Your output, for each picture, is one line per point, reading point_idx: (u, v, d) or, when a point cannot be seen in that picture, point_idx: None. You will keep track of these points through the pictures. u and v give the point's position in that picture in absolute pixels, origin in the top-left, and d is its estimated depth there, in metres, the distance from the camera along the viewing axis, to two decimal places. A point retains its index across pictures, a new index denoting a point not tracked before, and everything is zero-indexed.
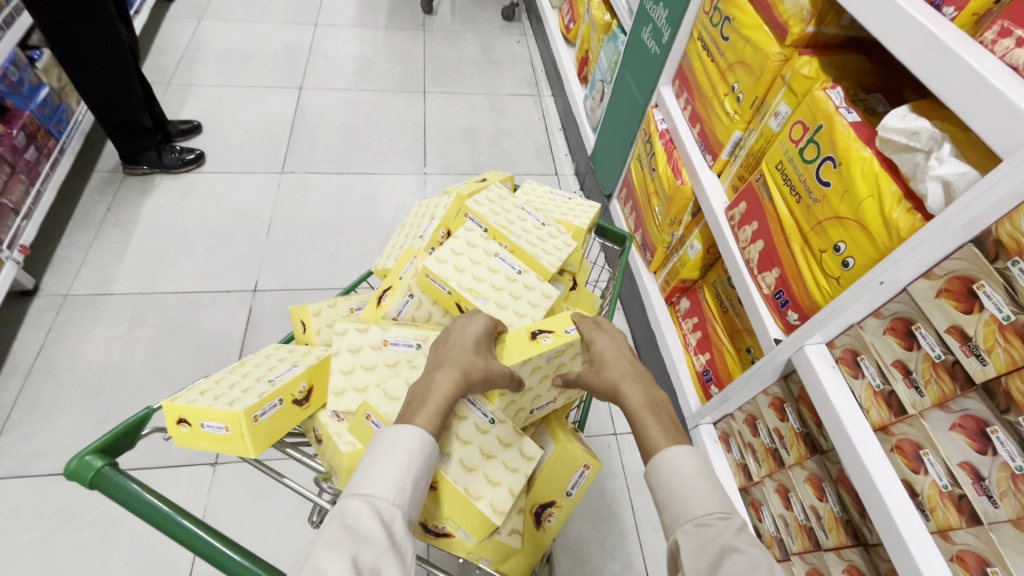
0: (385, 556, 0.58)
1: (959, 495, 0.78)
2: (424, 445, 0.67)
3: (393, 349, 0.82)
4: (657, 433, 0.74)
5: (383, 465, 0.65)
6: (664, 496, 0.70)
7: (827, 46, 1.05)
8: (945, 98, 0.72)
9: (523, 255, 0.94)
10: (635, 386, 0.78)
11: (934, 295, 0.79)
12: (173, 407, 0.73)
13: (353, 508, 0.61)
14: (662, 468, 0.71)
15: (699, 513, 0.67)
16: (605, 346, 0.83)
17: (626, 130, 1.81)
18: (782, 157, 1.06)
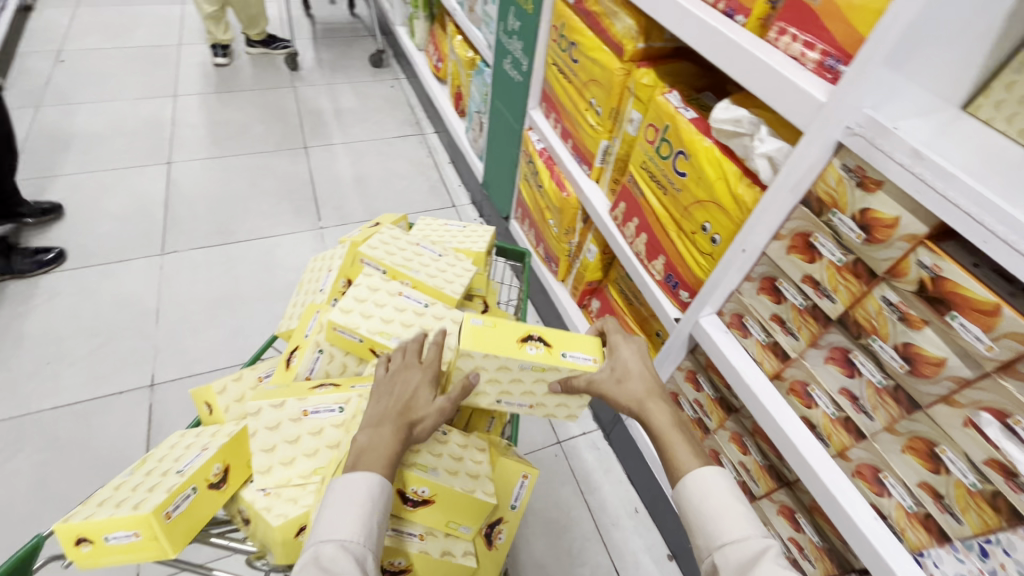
0: None
1: (845, 418, 0.90)
2: (382, 490, 0.67)
3: (314, 417, 0.80)
4: (686, 453, 0.77)
5: (352, 507, 0.65)
6: (697, 519, 0.73)
7: (658, 58, 1.20)
8: (753, 89, 0.86)
9: (430, 289, 0.96)
10: (659, 403, 0.82)
11: (786, 253, 0.91)
12: (67, 527, 0.66)
13: (327, 553, 0.60)
14: (694, 493, 0.74)
15: (730, 537, 0.70)
16: (628, 357, 0.88)
17: (508, 154, 1.91)
18: (644, 158, 1.18)
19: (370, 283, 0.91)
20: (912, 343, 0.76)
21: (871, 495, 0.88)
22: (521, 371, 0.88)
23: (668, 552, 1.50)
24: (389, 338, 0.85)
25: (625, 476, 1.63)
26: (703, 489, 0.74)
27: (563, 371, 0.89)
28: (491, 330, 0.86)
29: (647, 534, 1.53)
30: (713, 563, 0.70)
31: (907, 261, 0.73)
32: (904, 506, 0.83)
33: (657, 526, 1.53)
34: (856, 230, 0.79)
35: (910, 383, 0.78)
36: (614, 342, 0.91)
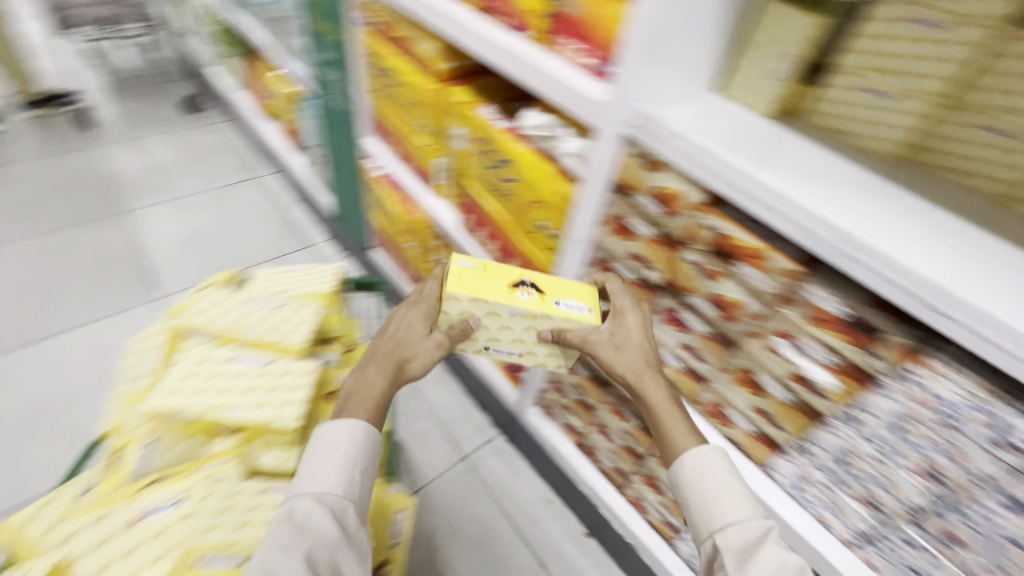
0: (337, 549, 0.71)
1: (689, 368, 1.04)
2: (367, 439, 0.80)
3: (150, 520, 0.74)
4: (681, 430, 0.84)
5: (329, 464, 0.77)
6: (699, 500, 0.80)
7: (472, 74, 1.25)
8: (548, 96, 0.93)
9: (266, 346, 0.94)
10: (654, 377, 0.88)
11: (610, 236, 1.01)
12: None
13: (304, 506, 0.73)
14: (694, 473, 0.81)
15: (728, 520, 0.76)
16: (631, 323, 0.92)
17: (350, 185, 1.85)
18: (477, 169, 1.23)
19: (195, 364, 0.89)
20: (718, 293, 0.88)
21: (721, 428, 1.02)
22: (511, 319, 0.94)
23: (585, 530, 1.57)
24: (227, 410, 0.85)
25: (533, 471, 1.68)
26: (701, 471, 0.81)
27: (556, 320, 0.93)
28: (484, 274, 0.95)
29: (563, 521, 1.59)
30: (716, 543, 0.76)
31: (697, 227, 0.85)
32: (747, 429, 0.98)
33: (571, 509, 1.60)
34: (655, 205, 0.90)
35: (726, 327, 0.91)
36: (622, 308, 0.94)
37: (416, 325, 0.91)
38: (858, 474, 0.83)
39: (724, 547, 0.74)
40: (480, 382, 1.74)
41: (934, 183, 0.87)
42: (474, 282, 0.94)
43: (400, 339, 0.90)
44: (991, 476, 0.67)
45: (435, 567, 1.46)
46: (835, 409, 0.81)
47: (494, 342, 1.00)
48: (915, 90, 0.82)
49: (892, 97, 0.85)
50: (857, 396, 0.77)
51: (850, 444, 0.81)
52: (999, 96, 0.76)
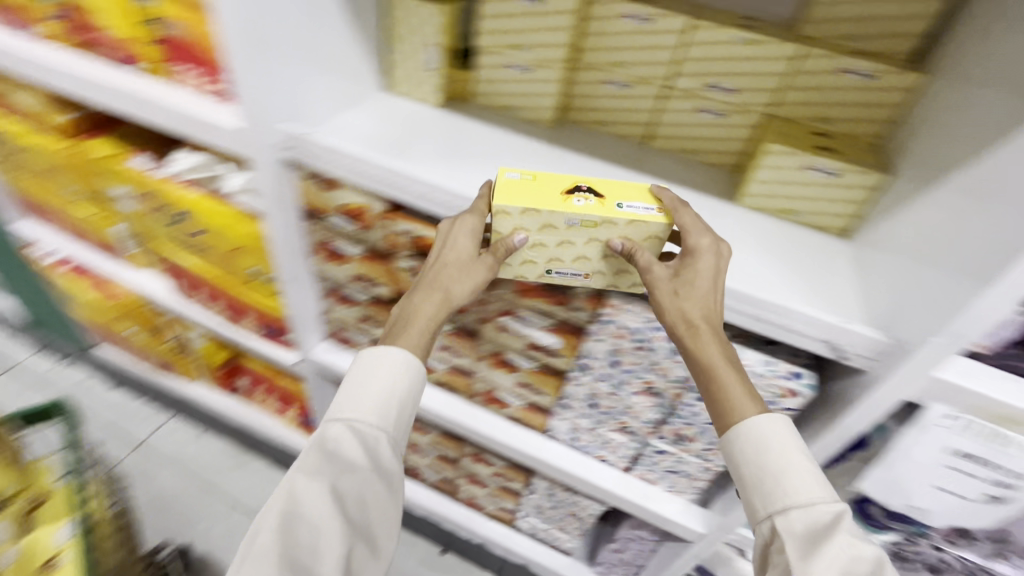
0: (364, 477, 0.72)
1: (454, 366, 1.03)
2: (405, 368, 0.72)
3: None
4: (736, 392, 0.63)
5: (360, 398, 0.73)
6: (757, 474, 0.63)
7: (109, 121, 1.03)
8: (186, 132, 0.80)
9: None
10: (718, 344, 0.63)
11: (326, 262, 0.94)
12: None
13: (334, 433, 0.71)
14: (759, 447, 0.63)
15: (800, 500, 0.61)
16: (704, 271, 0.63)
17: (25, 282, 1.45)
18: (159, 229, 1.04)
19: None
20: None
21: (501, 410, 1.04)
22: (569, 233, 0.67)
23: (439, 548, 1.52)
24: None
25: None
26: (758, 441, 0.64)
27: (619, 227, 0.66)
28: (535, 181, 0.68)
29: (416, 550, 1.52)
30: (775, 526, 0.62)
31: (394, 235, 0.82)
32: (521, 404, 1.01)
33: (419, 535, 1.53)
34: (348, 222, 0.85)
35: (465, 321, 0.92)
36: (695, 246, 0.64)
37: (462, 239, 0.68)
38: (608, 410, 0.91)
39: (789, 533, 0.60)
40: (280, 449, 1.54)
41: (587, 139, 0.98)
42: (524, 193, 0.66)
43: (448, 254, 0.68)
44: (684, 378, 0.78)
45: None
46: (570, 364, 0.87)
47: (554, 263, 0.72)
48: (546, 60, 0.91)
49: (529, 69, 0.92)
50: (579, 347, 0.83)
51: (591, 389, 0.88)
52: (604, 54, 0.90)
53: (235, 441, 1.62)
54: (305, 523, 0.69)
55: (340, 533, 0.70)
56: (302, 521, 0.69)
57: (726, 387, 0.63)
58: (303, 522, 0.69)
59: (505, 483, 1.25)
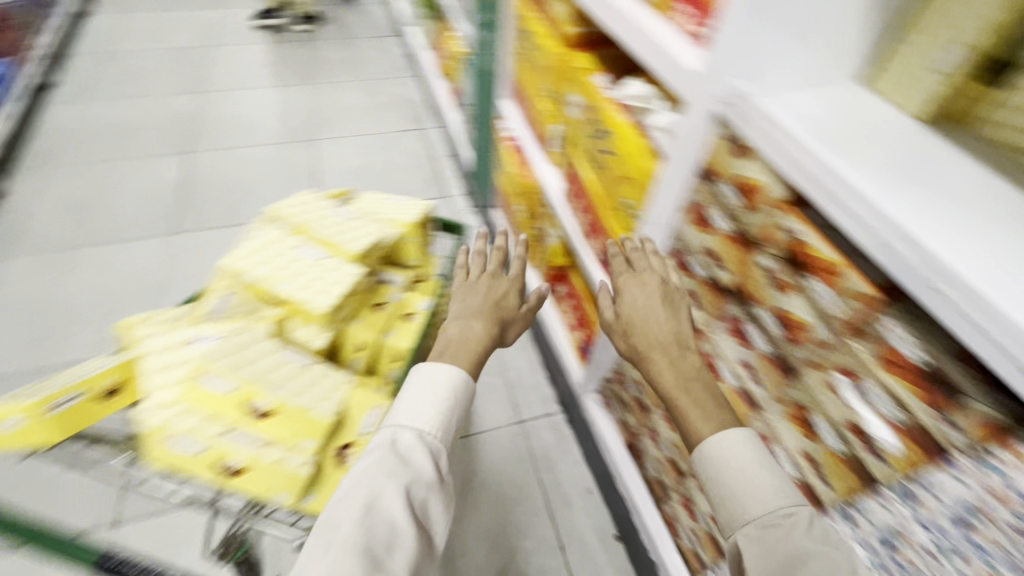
0: (431, 490, 0.67)
1: (744, 390, 0.93)
2: (457, 382, 0.75)
3: (196, 346, 0.73)
4: (695, 418, 0.78)
5: (437, 402, 0.72)
6: (721, 489, 0.74)
7: (597, 43, 1.23)
8: (656, 70, 0.88)
9: (207, 293, 0.83)
10: (658, 354, 0.85)
11: (688, 225, 0.94)
12: (127, 328, 0.80)
13: (405, 441, 0.68)
14: (712, 460, 0.75)
15: (759, 513, 0.69)
16: (637, 306, 0.91)
17: (487, 144, 1.96)
18: (585, 138, 1.22)
19: (137, 325, 0.80)
20: (785, 309, 0.77)
21: None
22: None
23: (615, 533, 1.50)
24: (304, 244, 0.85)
25: (582, 458, 1.65)
26: (723, 464, 0.74)
27: None
28: None
29: (597, 514, 1.54)
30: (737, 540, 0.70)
31: (773, 227, 0.75)
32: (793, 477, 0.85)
33: (607, 507, 1.54)
34: (736, 197, 0.81)
35: (790, 352, 0.79)
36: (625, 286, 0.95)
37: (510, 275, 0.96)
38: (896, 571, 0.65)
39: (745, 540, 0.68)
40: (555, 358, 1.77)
41: None
42: None
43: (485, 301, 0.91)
44: None
45: (463, 504, 1.52)
46: (893, 477, 0.66)
47: None
48: None
49: None
50: (921, 469, 0.62)
51: (894, 528, 0.66)
52: None
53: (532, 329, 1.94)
54: (382, 526, 0.62)
55: (416, 531, 0.64)
56: (380, 518, 0.62)
57: (684, 405, 0.80)
58: (382, 526, 0.62)
59: (716, 535, 1.10)
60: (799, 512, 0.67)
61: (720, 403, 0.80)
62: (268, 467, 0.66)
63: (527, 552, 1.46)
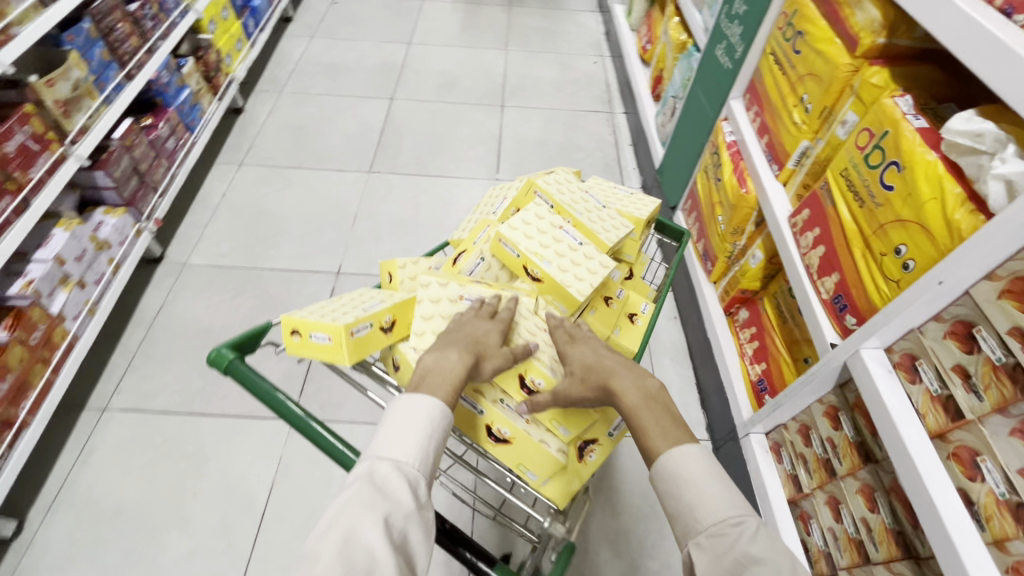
0: (412, 519, 0.57)
1: (1015, 503, 0.77)
2: (444, 416, 0.64)
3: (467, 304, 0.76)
4: (657, 436, 0.64)
5: (414, 430, 0.62)
6: (672, 504, 0.62)
7: (898, 58, 1.06)
8: (1019, 108, 0.72)
9: (466, 250, 0.85)
10: (624, 379, 0.68)
11: (997, 297, 0.79)
12: (392, 266, 0.85)
13: (381, 473, 0.59)
14: (664, 476, 0.62)
15: (709, 522, 0.58)
16: (582, 355, 0.72)
17: (692, 143, 1.84)
18: (848, 164, 1.08)
19: (401, 265, 0.84)
20: None
21: None
22: None
23: None
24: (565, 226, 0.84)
25: None
26: (673, 476, 0.62)
27: None
28: None
29: None
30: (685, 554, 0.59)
31: None
32: None
33: None
34: None
35: None
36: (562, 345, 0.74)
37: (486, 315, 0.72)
38: None
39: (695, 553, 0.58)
40: (714, 382, 1.67)
41: None
42: None
43: (472, 333, 0.69)
44: None
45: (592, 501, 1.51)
46: None
47: None
48: None
49: None
50: None
51: None
52: None
53: (691, 344, 1.85)
54: (358, 555, 0.52)
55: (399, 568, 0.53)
56: (357, 548, 0.52)
57: (647, 425, 0.65)
58: (358, 556, 0.52)
59: None
60: (745, 520, 0.58)
61: (677, 418, 0.66)
62: (533, 446, 0.69)
63: (648, 571, 1.41)
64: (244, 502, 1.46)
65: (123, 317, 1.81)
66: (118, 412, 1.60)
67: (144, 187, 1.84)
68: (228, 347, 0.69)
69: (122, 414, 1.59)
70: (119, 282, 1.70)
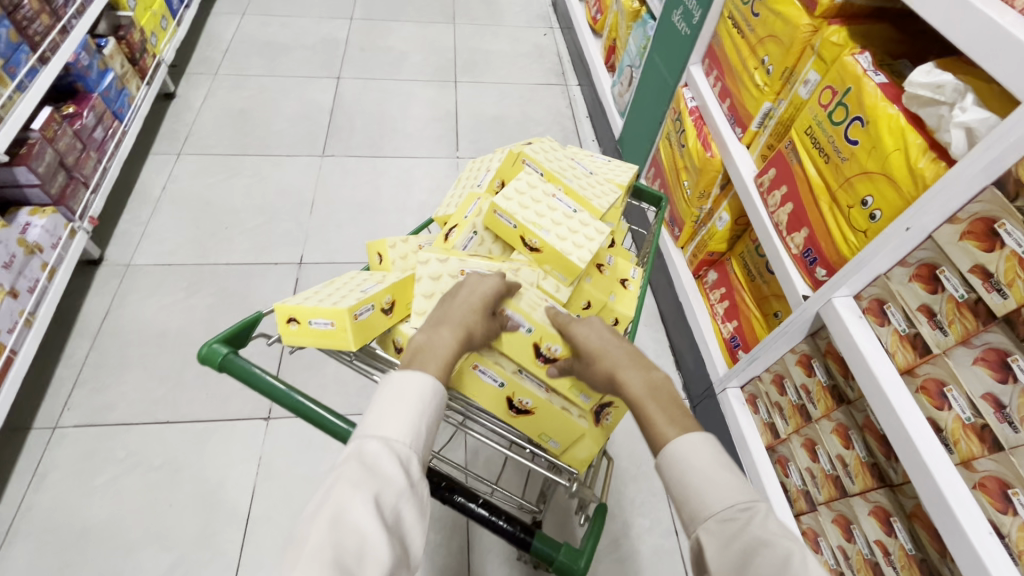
0: (405, 498, 0.54)
1: (981, 425, 0.84)
2: (436, 392, 0.61)
3: None
4: (665, 425, 0.63)
5: (404, 405, 0.59)
6: (679, 489, 0.60)
7: (854, 18, 1.10)
8: (977, 55, 0.76)
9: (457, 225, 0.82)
10: (633, 372, 0.67)
11: (958, 238, 0.84)
12: (380, 245, 0.81)
13: (370, 452, 0.55)
14: (672, 461, 0.61)
15: (719, 507, 0.57)
16: (588, 339, 0.70)
17: (652, 111, 1.87)
18: (812, 122, 1.12)
19: (392, 245, 0.81)
20: None
21: (991, 510, 0.82)
22: None
23: None
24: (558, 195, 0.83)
25: None
26: (680, 461, 0.61)
27: None
28: None
29: None
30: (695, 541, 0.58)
31: None
32: None
33: None
34: None
35: None
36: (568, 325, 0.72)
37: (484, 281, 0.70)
38: None
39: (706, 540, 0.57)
40: (688, 343, 1.73)
41: None
42: None
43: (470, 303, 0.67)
44: None
45: None
46: None
47: None
48: None
49: None
50: None
51: None
52: None
53: (662, 310, 1.90)
54: (348, 536, 0.49)
55: (391, 549, 0.50)
56: (347, 531, 0.49)
57: (648, 416, 0.64)
58: (347, 539, 0.49)
59: (877, 561, 1.05)
60: (754, 504, 0.57)
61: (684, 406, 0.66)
62: (556, 413, 0.72)
63: (640, 529, 1.46)
64: (225, 508, 1.39)
65: (64, 327, 1.66)
66: (71, 428, 1.48)
67: (74, 183, 1.68)
68: (219, 341, 0.64)
69: (77, 430, 1.47)
70: (57, 288, 1.56)
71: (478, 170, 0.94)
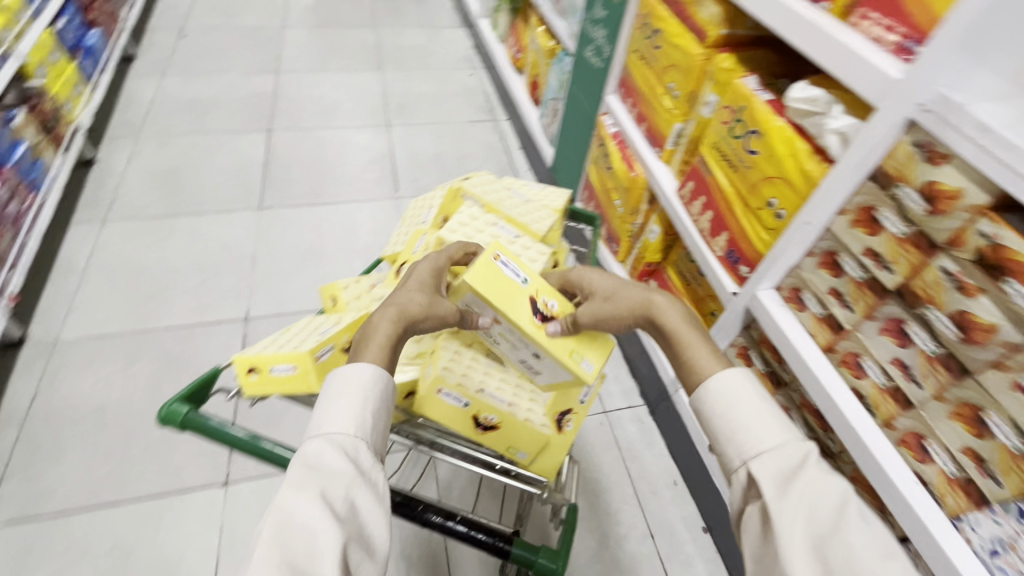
0: (353, 487, 0.55)
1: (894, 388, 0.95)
2: (377, 379, 0.63)
3: None
4: (705, 354, 0.72)
5: (343, 399, 0.61)
6: (727, 424, 0.67)
7: (739, 46, 1.26)
8: (837, 71, 0.90)
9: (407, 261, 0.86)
10: (666, 302, 0.77)
11: (849, 227, 0.97)
12: (332, 288, 0.84)
13: (312, 451, 0.57)
14: (723, 396, 0.68)
15: (768, 441, 0.64)
16: (606, 285, 0.80)
17: (579, 138, 1.99)
18: (717, 138, 1.25)
19: (345, 286, 0.84)
20: (966, 310, 0.81)
21: (913, 462, 0.93)
22: None
23: (703, 525, 1.54)
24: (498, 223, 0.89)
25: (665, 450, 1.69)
26: (730, 398, 0.68)
27: None
28: None
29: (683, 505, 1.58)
30: (744, 470, 0.64)
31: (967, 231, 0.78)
32: (946, 472, 0.88)
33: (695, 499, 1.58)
34: (921, 203, 0.84)
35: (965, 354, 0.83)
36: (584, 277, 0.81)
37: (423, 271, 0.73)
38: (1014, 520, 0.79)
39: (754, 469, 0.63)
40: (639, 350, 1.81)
41: None
42: None
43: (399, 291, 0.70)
44: None
45: None
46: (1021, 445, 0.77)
47: None
48: None
49: None
50: None
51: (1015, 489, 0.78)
52: None
53: None
54: (297, 535, 0.51)
55: (343, 536, 0.52)
56: (296, 531, 0.51)
57: (692, 352, 0.73)
58: (298, 537, 0.51)
59: None
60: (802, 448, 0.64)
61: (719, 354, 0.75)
62: (520, 425, 0.76)
63: (618, 536, 1.50)
64: None
65: None
66: (3, 526, 1.35)
67: None
68: (179, 401, 0.64)
69: (9, 527, 1.35)
70: None
71: (420, 208, 0.99)
